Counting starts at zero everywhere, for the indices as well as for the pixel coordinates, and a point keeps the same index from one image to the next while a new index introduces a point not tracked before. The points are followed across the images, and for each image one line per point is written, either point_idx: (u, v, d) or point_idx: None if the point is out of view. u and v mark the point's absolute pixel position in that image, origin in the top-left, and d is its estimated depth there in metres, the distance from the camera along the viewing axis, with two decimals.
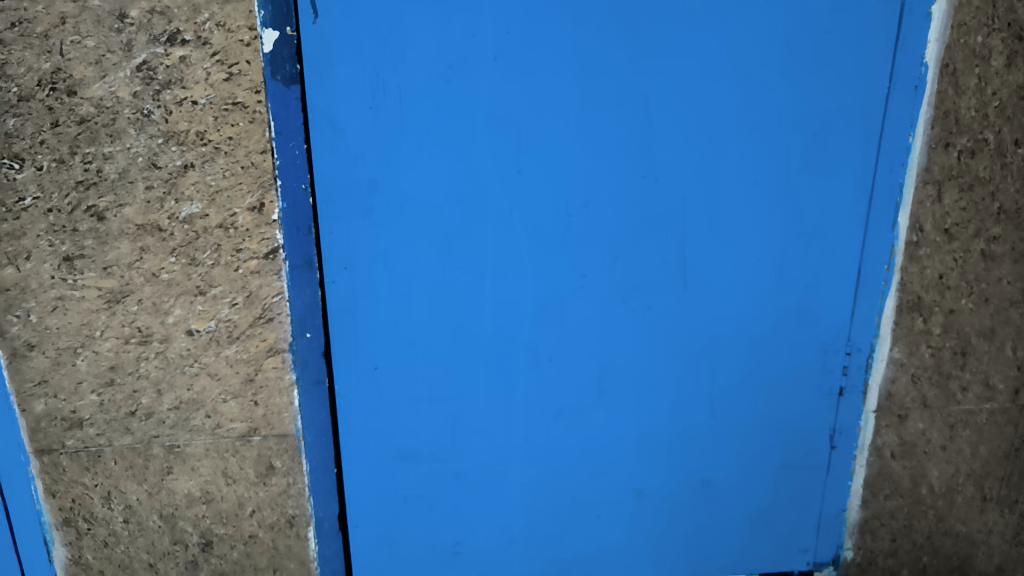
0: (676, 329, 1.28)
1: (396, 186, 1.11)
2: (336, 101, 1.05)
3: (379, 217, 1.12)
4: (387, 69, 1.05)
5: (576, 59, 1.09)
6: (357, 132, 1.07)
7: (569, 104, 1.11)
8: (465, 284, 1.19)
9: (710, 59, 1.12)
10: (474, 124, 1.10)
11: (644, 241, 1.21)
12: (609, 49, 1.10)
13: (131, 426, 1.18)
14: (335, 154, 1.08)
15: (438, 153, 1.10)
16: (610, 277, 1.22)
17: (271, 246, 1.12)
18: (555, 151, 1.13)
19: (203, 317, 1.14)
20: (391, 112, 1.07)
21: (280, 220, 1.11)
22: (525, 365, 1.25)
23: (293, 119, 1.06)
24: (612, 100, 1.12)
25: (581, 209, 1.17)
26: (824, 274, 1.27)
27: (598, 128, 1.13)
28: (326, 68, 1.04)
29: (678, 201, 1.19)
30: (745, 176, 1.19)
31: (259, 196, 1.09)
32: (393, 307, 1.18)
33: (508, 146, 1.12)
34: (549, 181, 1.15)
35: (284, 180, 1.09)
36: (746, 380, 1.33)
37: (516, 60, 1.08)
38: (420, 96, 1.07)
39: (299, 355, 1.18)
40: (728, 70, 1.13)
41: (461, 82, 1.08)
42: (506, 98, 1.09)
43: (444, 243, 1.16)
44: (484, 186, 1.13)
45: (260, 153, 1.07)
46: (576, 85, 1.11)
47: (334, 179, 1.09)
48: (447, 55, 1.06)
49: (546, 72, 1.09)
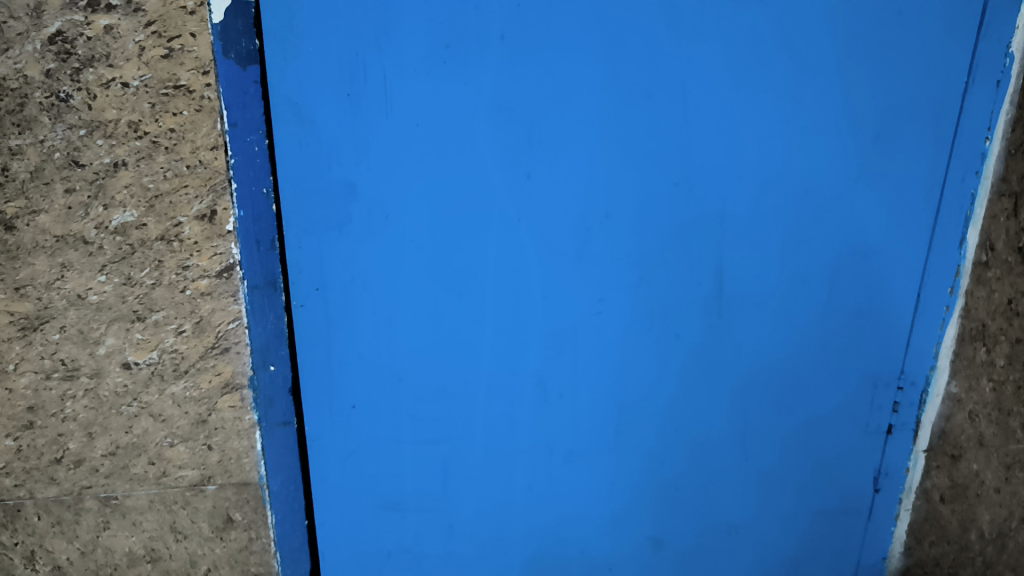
0: (708, 362, 1.10)
1: (380, 193, 0.91)
2: (307, 87, 0.85)
3: (357, 229, 0.93)
4: (370, 49, 0.85)
5: (601, 41, 0.89)
6: (333, 127, 0.87)
7: (591, 95, 0.92)
8: (462, 308, 1.00)
9: (760, 44, 0.93)
10: (476, 116, 0.90)
11: (673, 260, 1.02)
12: (641, 30, 0.90)
13: (57, 475, 0.98)
14: (304, 154, 0.88)
15: (429, 153, 0.91)
16: (633, 301, 1.04)
17: (226, 263, 0.91)
18: (572, 153, 0.94)
19: (143, 348, 0.94)
20: (374, 103, 0.87)
21: (237, 232, 0.90)
22: (531, 401, 1.07)
23: (252, 108, 0.86)
24: (643, 92, 0.93)
25: (602, 221, 0.99)
26: (878, 298, 1.10)
27: (626, 126, 0.94)
28: (293, 46, 0.83)
29: (715, 212, 1.01)
30: (794, 184, 1.01)
31: (210, 202, 0.88)
32: (373, 335, 0.99)
33: (517, 146, 0.92)
34: (563, 188, 0.96)
35: (240, 184, 0.88)
36: (784, 418, 1.15)
37: (528, 41, 0.88)
38: (410, 84, 0.87)
39: (261, 392, 0.99)
40: (782, 59, 0.94)
41: (461, 66, 0.87)
42: (516, 87, 0.89)
43: (437, 261, 0.97)
44: (486, 193, 0.94)
45: (210, 150, 0.86)
46: (600, 72, 0.91)
47: (303, 183, 0.89)
48: (444, 33, 0.86)
49: (565, 57, 0.89)
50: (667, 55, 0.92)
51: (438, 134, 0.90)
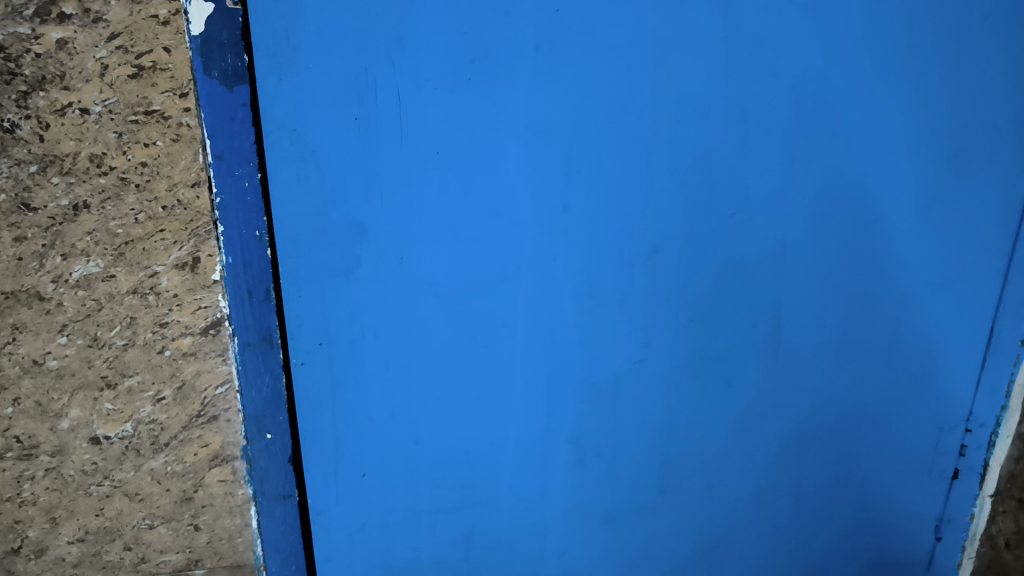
0: (760, 410, 0.98)
1: (393, 233, 0.78)
2: (305, 111, 0.71)
3: (367, 275, 0.79)
4: (380, 66, 0.71)
5: (651, 52, 0.76)
6: (337, 158, 0.73)
7: (637, 116, 0.79)
8: (487, 360, 0.87)
9: (831, 53, 0.80)
10: (505, 142, 0.76)
11: (725, 299, 0.90)
12: (695, 38, 0.77)
13: (14, 568, 0.83)
14: (304, 190, 0.74)
15: (450, 187, 0.77)
16: (679, 347, 0.92)
17: (212, 318, 0.77)
18: (614, 183, 0.81)
19: (115, 420, 0.79)
20: (386, 127, 0.73)
21: (225, 282, 0.76)
22: (563, 460, 0.95)
23: (240, 136, 0.71)
24: (696, 111, 0.80)
25: (647, 257, 0.86)
26: (948, 334, 0.98)
27: (676, 149, 0.81)
28: (290, 62, 0.69)
29: (772, 247, 0.89)
30: (861, 212, 0.89)
31: (191, 248, 0.74)
32: (386, 394, 0.86)
33: (552, 175, 0.79)
34: (604, 223, 0.83)
35: (228, 226, 0.74)
36: (840, 467, 1.04)
37: (566, 52, 0.74)
38: (428, 104, 0.73)
39: (257, 463, 0.85)
40: (854, 70, 0.82)
41: (488, 83, 0.74)
42: (552, 108, 0.76)
43: (460, 308, 0.84)
44: (516, 231, 0.81)
45: (190, 187, 0.72)
46: (649, 88, 0.78)
47: (303, 223, 0.75)
48: (467, 45, 0.72)
49: (608, 71, 0.76)
50: (724, 69, 0.79)
51: (459, 162, 0.76)
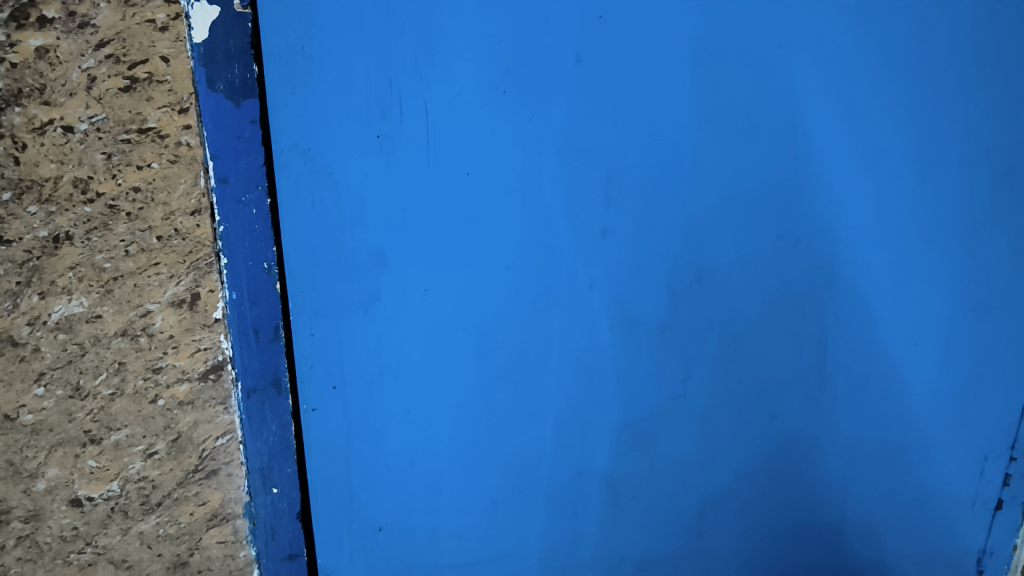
0: (804, 444, 0.91)
1: (418, 263, 0.70)
2: (323, 130, 0.63)
3: (387, 310, 0.71)
4: (408, 79, 0.64)
5: (700, 62, 0.70)
6: (357, 180, 0.66)
7: (683, 132, 0.72)
8: (517, 399, 0.80)
9: (889, 63, 0.75)
10: (542, 161, 0.70)
11: (770, 328, 0.84)
12: (750, 46, 0.70)
13: None
14: (320, 217, 0.66)
15: (482, 213, 0.70)
16: (721, 380, 0.85)
17: (213, 361, 0.68)
18: (658, 205, 0.75)
19: (99, 478, 0.69)
20: (412, 146, 0.66)
21: (228, 321, 0.67)
22: (596, 505, 0.88)
23: (247, 157, 0.63)
24: (747, 127, 0.74)
25: (690, 284, 0.79)
26: (998, 360, 0.93)
27: (725, 167, 0.75)
28: (305, 75, 0.62)
29: (821, 271, 0.82)
30: (914, 233, 0.83)
31: (190, 284, 0.65)
32: (407, 439, 0.78)
33: (591, 197, 0.72)
34: (646, 249, 0.76)
35: (232, 258, 0.66)
36: (885, 502, 0.98)
37: (610, 63, 0.68)
38: (459, 120, 0.66)
39: (261, 520, 0.76)
40: (912, 82, 0.76)
41: (525, 97, 0.67)
42: (593, 124, 0.70)
43: (489, 344, 0.76)
44: (552, 258, 0.74)
45: (189, 215, 0.63)
46: (697, 101, 0.71)
47: (317, 254, 0.67)
48: (504, 55, 0.65)
49: (654, 84, 0.70)
50: (778, 80, 0.72)
51: (491, 183, 0.69)
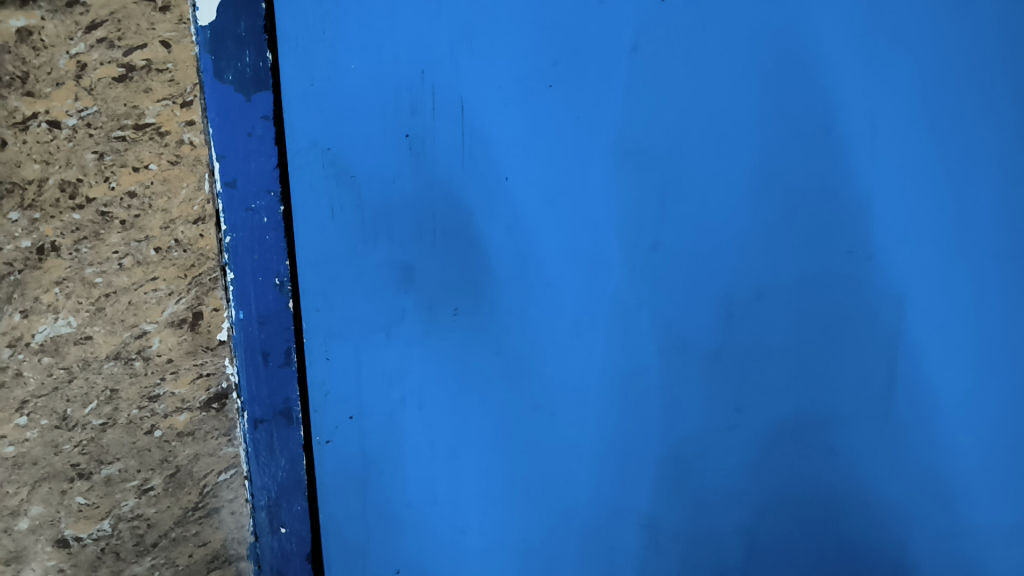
0: (869, 485, 0.82)
1: (447, 280, 0.62)
2: (343, 129, 0.56)
3: (411, 331, 0.63)
4: (442, 71, 0.56)
5: (773, 52, 0.61)
6: (381, 186, 0.58)
7: (748, 133, 0.63)
8: (553, 431, 0.71)
9: (987, 59, 0.65)
10: (591, 164, 0.62)
11: (833, 353, 0.75)
12: (828, 35, 0.61)
13: None
14: (340, 227, 0.58)
15: (520, 224, 0.62)
16: (778, 411, 0.77)
17: (217, 389, 0.61)
18: (717, 216, 0.66)
19: (88, 517, 0.60)
20: (445, 147, 0.58)
21: (234, 343, 0.60)
22: (635, 546, 0.79)
23: (258, 158, 0.55)
24: (821, 128, 0.64)
25: (749, 304, 0.71)
26: None
27: (792, 175, 0.66)
28: (327, 64, 0.54)
29: (898, 294, 0.73)
30: (1009, 253, 0.72)
31: (192, 302, 0.57)
32: (429, 474, 0.70)
33: (642, 208, 0.64)
34: (701, 265, 0.68)
35: (239, 273, 0.58)
36: (964, 555, 0.86)
37: (670, 56, 0.60)
38: (498, 119, 0.58)
39: (267, 563, 0.69)
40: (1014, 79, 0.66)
41: (574, 94, 0.59)
42: (649, 122, 0.61)
43: (525, 369, 0.68)
44: (596, 276, 0.66)
45: (191, 224, 0.55)
46: (764, 98, 0.62)
47: (334, 269, 0.60)
48: (552, 46, 0.57)
49: (717, 77, 0.61)
50: (862, 76, 0.63)
51: (533, 190, 0.61)
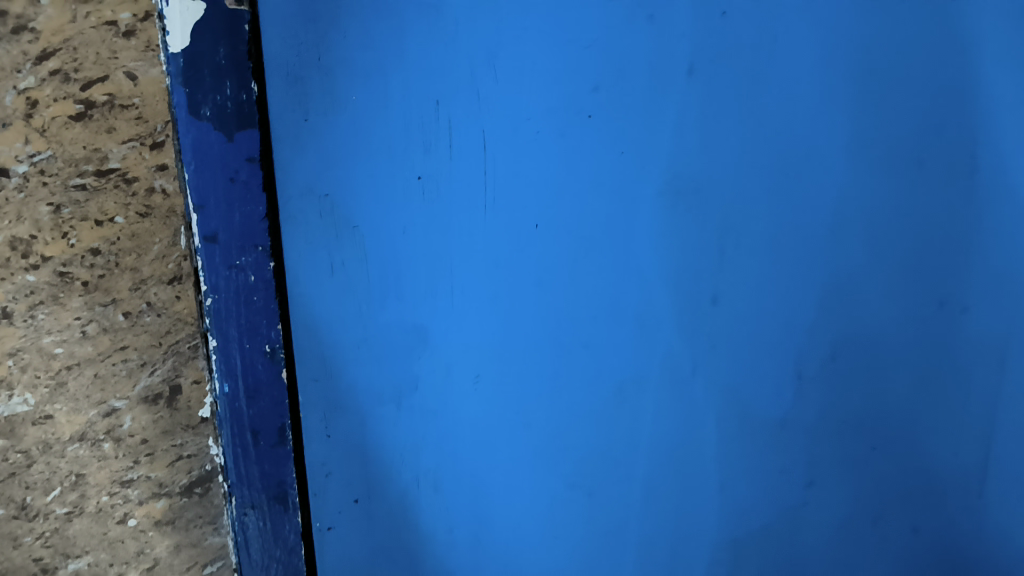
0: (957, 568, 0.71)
1: (468, 345, 0.53)
2: (348, 176, 0.48)
3: (431, 401, 0.54)
4: (463, 105, 0.48)
5: (851, 76, 0.54)
6: (391, 240, 0.50)
7: (820, 168, 0.56)
8: (591, 514, 0.61)
9: None
10: (638, 208, 0.53)
11: (919, 421, 0.65)
12: (909, 57, 0.54)
13: None
14: (341, 285, 0.50)
15: (552, 280, 0.53)
16: (854, 487, 0.66)
17: (200, 471, 0.52)
18: (783, 266, 0.57)
19: None
20: (464, 190, 0.50)
21: (218, 420, 0.51)
22: None
23: (243, 208, 0.46)
24: (905, 163, 0.57)
25: (822, 365, 0.61)
26: None
27: (873, 214, 0.58)
28: (325, 96, 0.46)
29: (991, 350, 0.63)
30: None
31: (168, 374, 0.49)
32: (448, 562, 0.60)
33: (695, 260, 0.55)
34: (765, 322, 0.58)
35: (222, 339, 0.48)
36: None
37: (726, 86, 0.52)
38: (525, 158, 0.50)
39: None
40: None
41: (616, 127, 0.51)
42: (704, 156, 0.53)
43: (562, 443, 0.58)
44: (643, 337, 0.56)
45: (165, 284, 0.47)
46: (841, 128, 0.55)
47: (336, 334, 0.51)
48: (589, 72, 0.49)
49: (783, 104, 0.53)
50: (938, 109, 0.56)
51: (569, 238, 0.52)
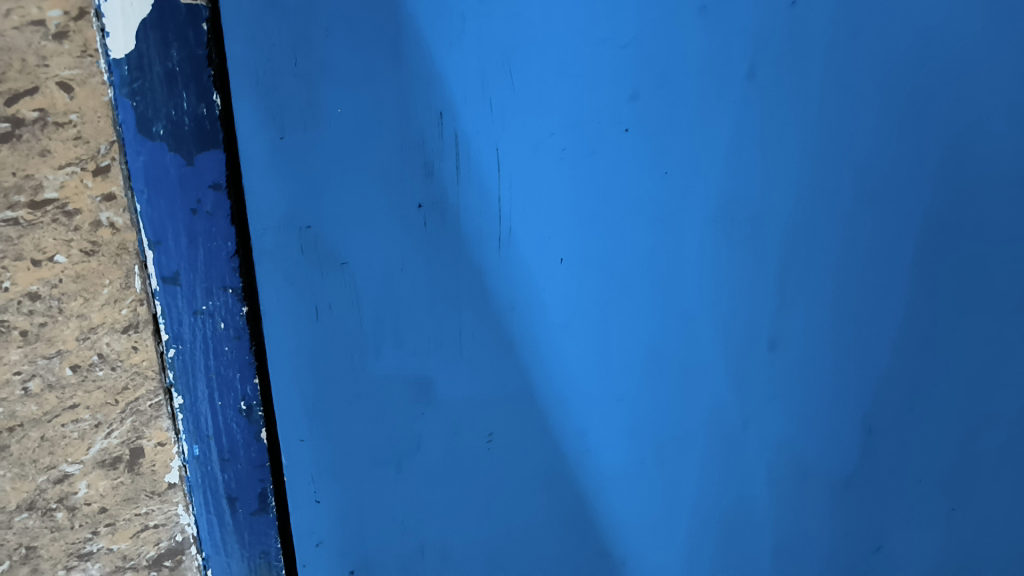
0: None
1: (480, 392, 0.48)
2: (338, 211, 0.42)
3: (437, 460, 0.50)
4: (473, 123, 0.41)
5: (933, 79, 0.45)
6: (390, 282, 0.44)
7: (894, 191, 0.47)
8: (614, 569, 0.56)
9: None
10: (683, 237, 0.46)
11: (995, 474, 0.57)
12: (1007, 63, 0.46)
13: None
14: (329, 339, 0.45)
15: (579, 318, 0.47)
16: (919, 546, 0.59)
17: (169, 544, 0.44)
18: (843, 303, 0.50)
19: None
20: (477, 220, 0.43)
21: (188, 486, 0.44)
22: None
23: (210, 244, 0.39)
24: (988, 184, 0.49)
25: (886, 413, 0.54)
26: None
27: (957, 245, 0.50)
28: (304, 109, 0.39)
29: None
30: None
31: (127, 437, 0.41)
32: None
33: (738, 298, 0.48)
34: (820, 366, 0.51)
35: (192, 396, 0.42)
36: None
37: (780, 95, 0.44)
38: (549, 179, 0.43)
39: None
40: None
41: (656, 141, 0.43)
42: (765, 184, 0.46)
43: (585, 500, 0.53)
44: (688, 384, 0.50)
45: (120, 333, 0.39)
46: (921, 143, 0.47)
47: (327, 385, 0.46)
48: (625, 76, 0.42)
49: (849, 116, 0.45)
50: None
51: (596, 274, 0.46)
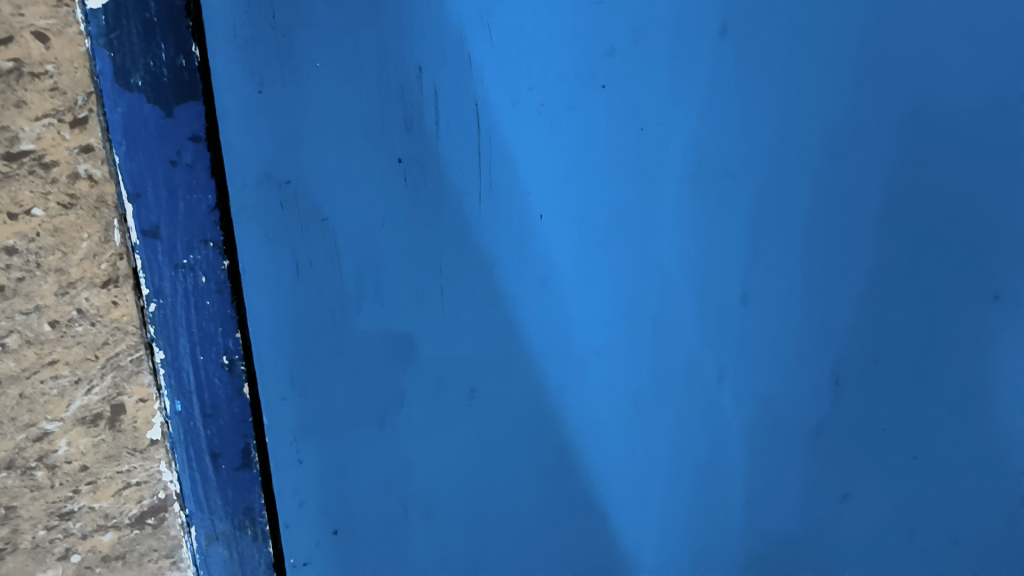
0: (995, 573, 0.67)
1: (461, 348, 0.49)
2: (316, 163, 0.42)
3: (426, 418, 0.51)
4: (452, 77, 0.42)
5: (890, 41, 0.48)
6: (371, 235, 0.45)
7: (855, 149, 0.50)
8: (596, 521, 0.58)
9: None
10: (657, 192, 0.48)
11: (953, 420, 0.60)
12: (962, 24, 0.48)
13: None
14: (312, 294, 0.45)
15: (556, 272, 0.49)
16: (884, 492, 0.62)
17: (153, 502, 0.45)
18: (809, 257, 0.52)
19: None
20: (456, 175, 0.44)
21: (170, 443, 0.44)
22: None
23: (189, 197, 0.40)
24: (943, 142, 0.51)
25: (850, 364, 0.56)
26: None
27: (917, 201, 0.52)
28: (283, 62, 0.40)
29: None
30: None
31: (108, 394, 0.41)
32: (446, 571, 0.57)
33: (710, 252, 0.50)
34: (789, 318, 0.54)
35: (173, 351, 0.42)
36: None
37: (747, 53, 0.46)
38: (525, 133, 0.44)
39: None
40: None
41: (630, 97, 0.45)
42: (733, 141, 0.47)
43: (565, 455, 0.55)
44: (659, 336, 0.52)
45: (100, 288, 0.39)
46: (881, 103, 0.49)
47: (307, 340, 0.47)
48: (599, 33, 0.43)
49: (811, 76, 0.47)
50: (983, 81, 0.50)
51: (572, 229, 0.48)
